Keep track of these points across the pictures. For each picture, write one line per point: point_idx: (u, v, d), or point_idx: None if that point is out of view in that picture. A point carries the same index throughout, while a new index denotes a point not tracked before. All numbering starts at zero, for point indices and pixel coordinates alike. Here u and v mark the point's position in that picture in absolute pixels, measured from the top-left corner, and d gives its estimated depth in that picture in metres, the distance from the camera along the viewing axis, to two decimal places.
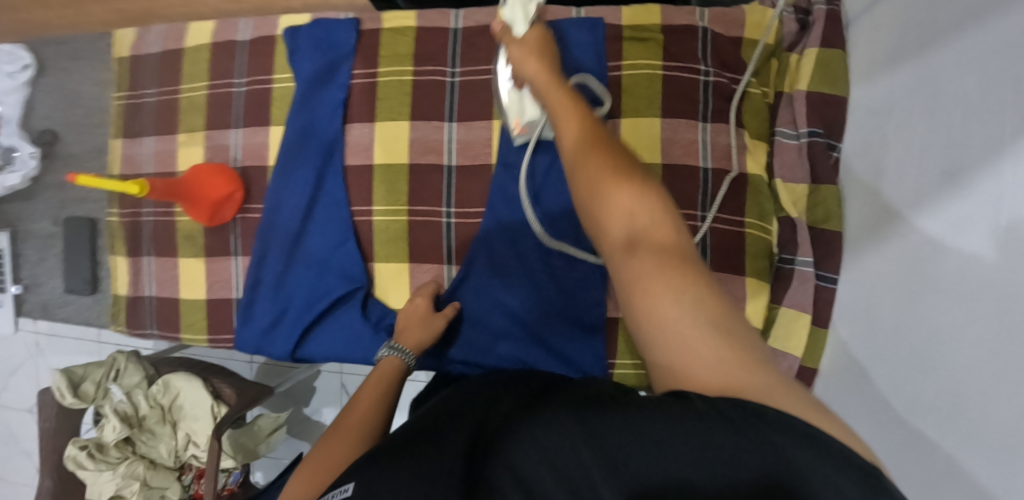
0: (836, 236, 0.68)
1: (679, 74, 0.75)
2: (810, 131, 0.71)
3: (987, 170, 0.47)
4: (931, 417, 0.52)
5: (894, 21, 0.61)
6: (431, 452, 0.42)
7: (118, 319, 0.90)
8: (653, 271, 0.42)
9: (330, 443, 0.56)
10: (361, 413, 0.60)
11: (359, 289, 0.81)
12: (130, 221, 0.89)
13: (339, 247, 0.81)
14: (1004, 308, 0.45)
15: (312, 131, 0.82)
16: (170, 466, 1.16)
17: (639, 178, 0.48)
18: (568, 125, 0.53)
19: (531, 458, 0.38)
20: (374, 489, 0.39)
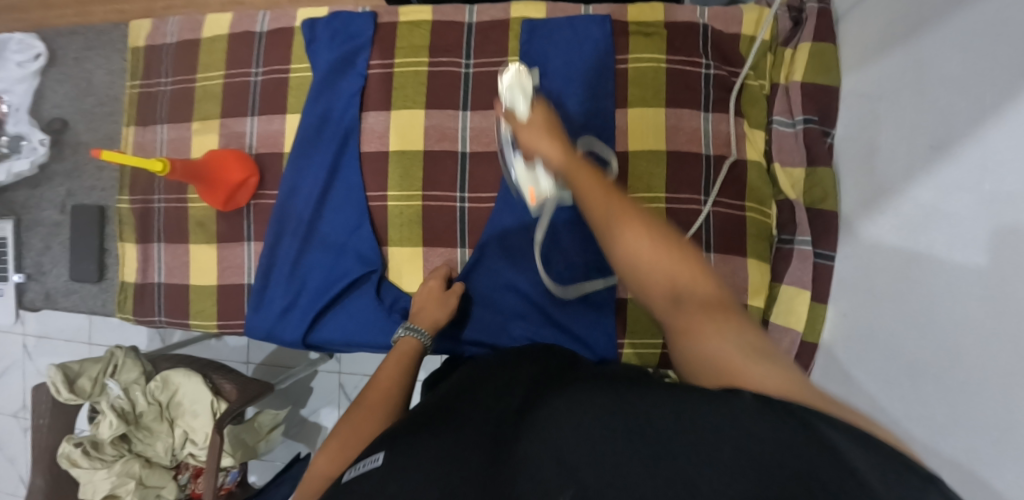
0: (833, 214, 0.73)
1: (682, 67, 0.80)
2: (805, 119, 0.76)
3: (973, 139, 0.53)
4: (932, 378, 0.56)
5: (883, 14, 0.67)
6: (465, 435, 0.44)
7: (124, 307, 0.90)
8: (703, 321, 0.45)
9: (354, 419, 0.57)
10: (383, 390, 0.60)
11: (374, 272, 0.82)
12: (141, 208, 0.90)
13: (355, 231, 0.83)
14: (995, 267, 0.50)
15: (330, 118, 0.84)
16: (166, 465, 1.14)
17: (662, 228, 0.50)
18: (592, 194, 0.53)
19: (562, 433, 0.40)
20: (410, 462, 0.42)
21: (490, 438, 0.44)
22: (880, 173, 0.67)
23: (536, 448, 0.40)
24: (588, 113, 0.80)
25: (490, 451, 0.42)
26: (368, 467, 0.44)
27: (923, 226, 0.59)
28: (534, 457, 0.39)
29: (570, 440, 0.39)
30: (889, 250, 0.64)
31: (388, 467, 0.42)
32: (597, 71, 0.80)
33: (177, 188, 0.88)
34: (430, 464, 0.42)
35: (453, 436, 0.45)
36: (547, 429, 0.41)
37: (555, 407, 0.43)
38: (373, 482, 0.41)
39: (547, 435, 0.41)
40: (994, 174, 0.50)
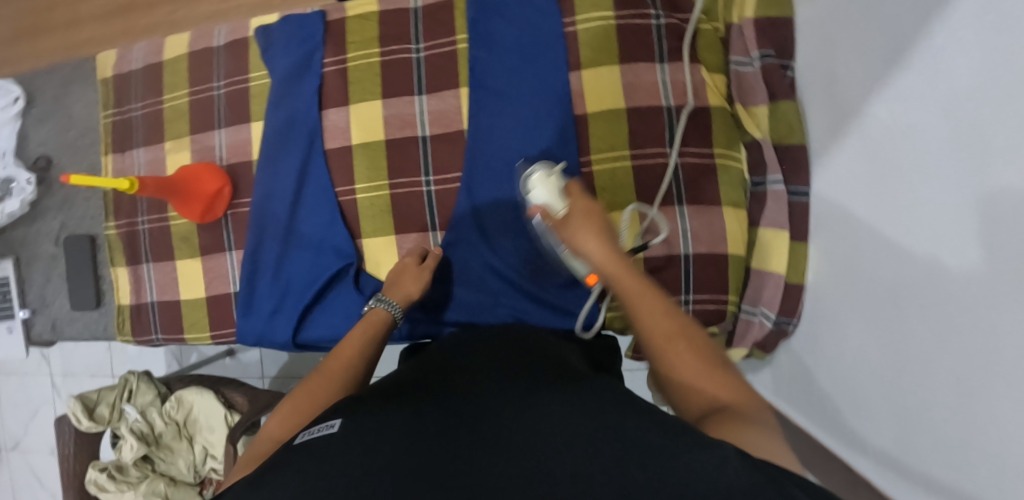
0: (802, 148, 0.71)
1: (632, 22, 0.78)
2: (762, 54, 0.73)
3: (919, 45, 0.51)
4: (922, 311, 0.54)
5: None
6: (426, 414, 0.46)
7: (124, 329, 0.93)
8: (730, 421, 0.45)
9: (310, 386, 0.60)
10: (342, 361, 0.63)
11: (352, 265, 0.83)
12: (127, 232, 0.92)
13: (330, 228, 0.84)
14: (955, 186, 0.48)
15: (293, 120, 0.85)
16: (190, 482, 1.17)
17: (707, 352, 0.52)
18: (647, 308, 0.55)
19: (520, 435, 0.42)
20: (363, 428, 0.44)
21: (454, 418, 0.45)
22: (841, 94, 0.64)
23: (497, 442, 0.42)
24: (542, 80, 0.79)
25: (452, 429, 0.44)
26: (324, 432, 0.45)
27: (885, 147, 0.57)
28: (495, 447, 0.41)
29: (529, 445, 0.41)
30: (857, 180, 0.63)
31: (346, 434, 0.44)
32: (547, 37, 0.79)
33: (158, 207, 0.91)
34: (386, 436, 0.43)
35: (420, 413, 0.46)
36: (512, 427, 0.43)
37: (526, 409, 0.46)
38: (331, 445, 0.43)
39: (511, 433, 0.43)
40: (951, 107, 0.48)
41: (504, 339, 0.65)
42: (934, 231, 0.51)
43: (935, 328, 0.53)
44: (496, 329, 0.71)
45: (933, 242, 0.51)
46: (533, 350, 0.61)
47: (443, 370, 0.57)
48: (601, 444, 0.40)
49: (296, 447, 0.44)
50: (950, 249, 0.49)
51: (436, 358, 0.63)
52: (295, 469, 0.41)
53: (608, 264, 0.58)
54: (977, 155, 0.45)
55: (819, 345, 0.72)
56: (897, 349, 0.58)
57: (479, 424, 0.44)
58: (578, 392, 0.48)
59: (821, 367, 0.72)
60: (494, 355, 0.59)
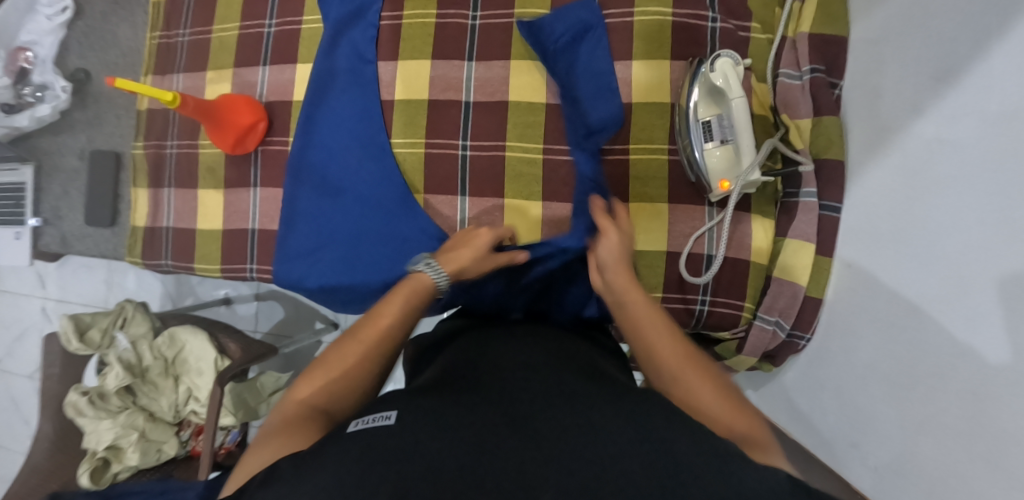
0: (840, 164, 0.71)
1: (688, 22, 0.78)
2: (812, 69, 0.74)
3: (975, 66, 0.54)
4: (944, 322, 0.55)
5: None
6: (473, 406, 0.45)
7: (135, 251, 0.93)
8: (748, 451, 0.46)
9: (341, 351, 0.58)
10: (380, 326, 0.60)
11: (391, 215, 0.81)
12: (154, 154, 0.92)
13: (376, 179, 0.82)
14: (1006, 215, 0.50)
15: (348, 64, 0.84)
16: (169, 422, 1.17)
17: (700, 362, 0.54)
18: (654, 340, 0.56)
19: (570, 432, 0.42)
20: (417, 421, 0.43)
21: (497, 413, 0.45)
22: (883, 112, 0.66)
23: (544, 441, 0.41)
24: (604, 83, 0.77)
25: (497, 423, 0.43)
26: (379, 424, 0.44)
27: (928, 166, 0.59)
28: (545, 450, 0.40)
29: (577, 440, 0.41)
30: (883, 215, 0.65)
31: (399, 427, 0.43)
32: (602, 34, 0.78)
33: (190, 134, 0.90)
34: (440, 430, 0.42)
35: (464, 406, 0.45)
36: (557, 425, 0.43)
37: (570, 403, 0.46)
38: (385, 437, 0.42)
39: (558, 432, 0.42)
40: (999, 136, 0.51)
41: (532, 333, 0.65)
42: (944, 282, 0.56)
43: (953, 348, 0.54)
44: (525, 326, 0.70)
45: (955, 277, 0.54)
46: (561, 348, 0.60)
47: (472, 365, 0.57)
48: (646, 450, 0.40)
49: (343, 435, 0.43)
50: (961, 307, 0.53)
51: (460, 353, 0.62)
52: (340, 458, 0.41)
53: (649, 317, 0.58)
54: (1013, 199, 0.49)
55: (827, 362, 0.73)
56: (903, 358, 0.60)
57: (521, 418, 0.44)
58: (622, 396, 0.47)
59: (825, 379, 0.73)
60: (524, 349, 0.58)
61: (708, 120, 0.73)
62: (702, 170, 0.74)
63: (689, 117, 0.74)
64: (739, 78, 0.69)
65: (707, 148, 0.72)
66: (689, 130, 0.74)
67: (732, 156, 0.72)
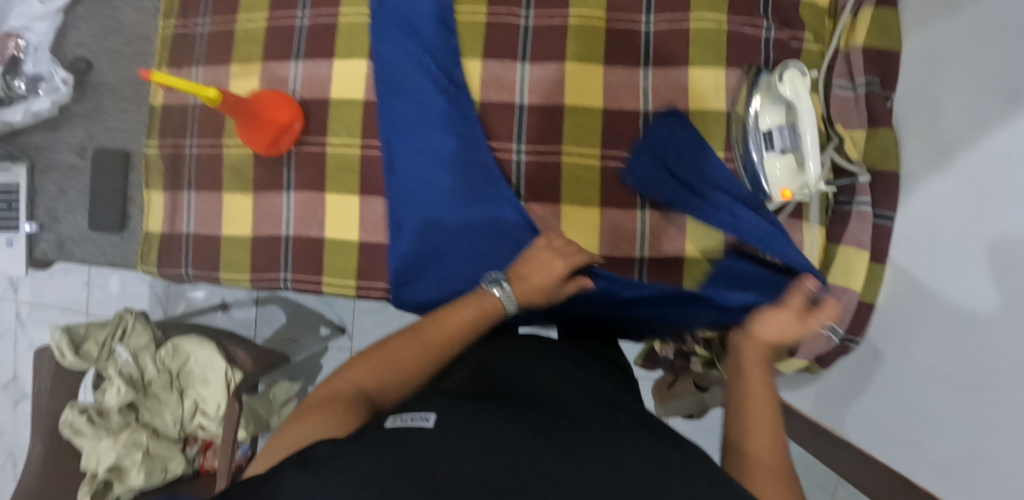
0: (894, 175, 0.73)
1: (742, 30, 0.78)
2: (867, 81, 0.75)
3: None
4: (1008, 340, 0.56)
5: None
6: (511, 422, 0.44)
7: (148, 259, 0.85)
8: None
9: (403, 343, 0.59)
10: (447, 331, 0.61)
11: (481, 198, 0.74)
12: (171, 153, 0.85)
13: (483, 207, 0.74)
14: None
15: (412, 40, 0.77)
16: (174, 437, 1.10)
17: (777, 448, 0.51)
18: (754, 411, 0.54)
19: (602, 467, 0.40)
20: (453, 430, 0.42)
21: (534, 426, 0.44)
22: (942, 125, 0.67)
23: (575, 470, 0.39)
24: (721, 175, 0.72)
25: (534, 436, 0.42)
26: (415, 424, 0.43)
27: (990, 178, 0.59)
28: (575, 481, 0.38)
29: (611, 477, 0.39)
30: (936, 227, 0.66)
31: (435, 430, 0.42)
32: (699, 138, 0.73)
33: (212, 132, 0.84)
34: (476, 439, 0.41)
35: (503, 417, 0.45)
36: (592, 457, 0.41)
37: (611, 437, 0.44)
38: (421, 439, 0.41)
39: (590, 465, 0.40)
40: None
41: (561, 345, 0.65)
42: (998, 296, 0.57)
43: (1012, 366, 0.55)
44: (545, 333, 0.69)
45: (1015, 295, 0.55)
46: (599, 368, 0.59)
47: (507, 376, 0.55)
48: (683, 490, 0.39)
49: (378, 429, 0.43)
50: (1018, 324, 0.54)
51: (493, 358, 0.60)
52: (371, 447, 0.40)
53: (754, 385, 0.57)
54: None
55: (878, 365, 0.74)
56: (968, 361, 0.60)
57: (559, 435, 0.43)
58: (662, 438, 0.45)
59: (876, 383, 0.74)
60: (558, 366, 0.57)
61: (770, 130, 0.73)
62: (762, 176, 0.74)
63: (752, 127, 0.75)
64: (808, 88, 0.69)
65: (767, 159, 0.74)
66: (750, 138, 0.75)
67: (793, 166, 0.72)
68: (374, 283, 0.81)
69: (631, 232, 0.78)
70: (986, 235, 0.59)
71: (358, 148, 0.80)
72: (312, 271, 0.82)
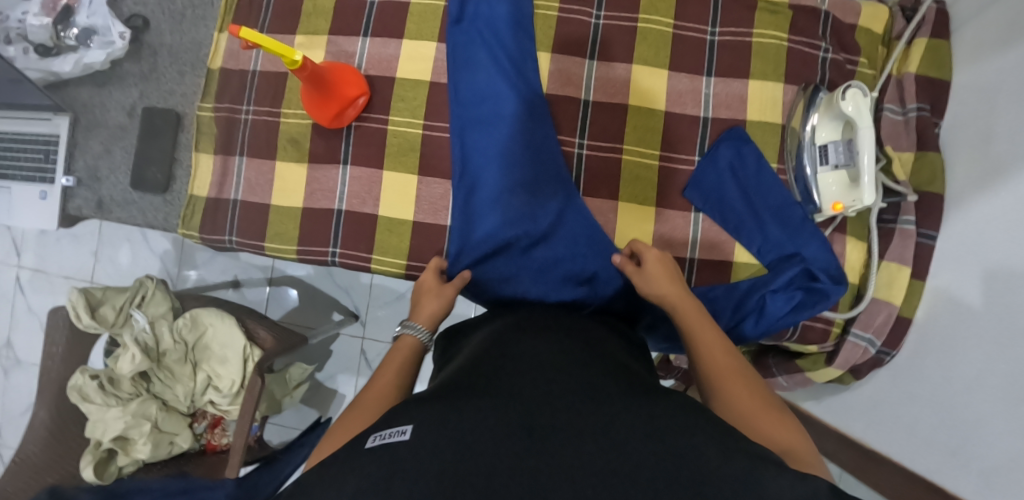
0: (939, 197, 0.76)
1: (802, 48, 0.81)
2: (917, 107, 0.79)
3: None
4: None
5: (1000, 25, 0.72)
6: (490, 408, 0.44)
7: (191, 223, 0.84)
8: (762, 412, 0.52)
9: (346, 420, 0.55)
10: (376, 393, 0.58)
11: (551, 169, 0.78)
12: (226, 117, 0.84)
13: (559, 216, 0.78)
14: None
15: (483, 27, 0.81)
16: (183, 412, 1.06)
17: (736, 362, 0.57)
18: (706, 340, 0.60)
19: (587, 437, 0.41)
20: (434, 432, 0.41)
21: (517, 414, 0.43)
22: (993, 151, 0.70)
23: (563, 448, 0.40)
24: (776, 197, 0.78)
25: (517, 430, 0.41)
26: (393, 439, 0.42)
27: None
28: (566, 454, 0.39)
29: (601, 444, 0.40)
30: (983, 246, 0.69)
31: (416, 442, 0.41)
32: (761, 157, 0.79)
33: (270, 100, 0.83)
34: (462, 436, 0.41)
35: (483, 410, 0.44)
36: (579, 430, 0.41)
37: (594, 405, 0.44)
38: (400, 453, 0.40)
39: (579, 437, 0.41)
40: None
41: (544, 324, 0.63)
42: None
43: None
44: (524, 316, 0.67)
45: None
46: (578, 338, 0.59)
47: (493, 359, 0.54)
48: (671, 460, 0.39)
49: (358, 451, 0.42)
50: None
51: (478, 348, 0.59)
52: (352, 473, 0.39)
53: (714, 345, 0.59)
54: None
55: (917, 376, 0.77)
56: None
57: (544, 422, 0.42)
58: (649, 396, 0.46)
59: (917, 392, 0.76)
60: (542, 346, 0.56)
61: (825, 145, 0.77)
62: (815, 189, 0.77)
63: (808, 142, 0.78)
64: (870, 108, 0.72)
65: (820, 173, 0.77)
66: (806, 152, 0.78)
67: (846, 181, 0.75)
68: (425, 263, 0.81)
69: (685, 233, 0.80)
70: None
71: (421, 128, 0.81)
72: (362, 248, 0.81)
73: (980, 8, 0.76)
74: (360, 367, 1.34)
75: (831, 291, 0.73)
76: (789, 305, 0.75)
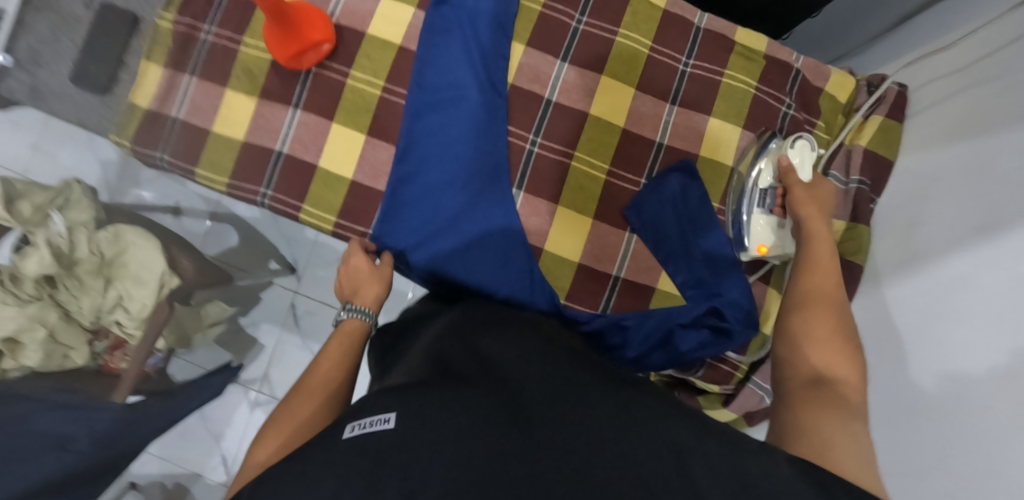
0: (859, 267, 0.79)
1: (767, 99, 0.83)
2: (859, 180, 0.82)
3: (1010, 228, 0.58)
4: (931, 446, 0.61)
5: (949, 120, 0.74)
6: (474, 399, 0.45)
7: (126, 132, 0.81)
8: (824, 338, 0.56)
9: (295, 405, 0.56)
10: (323, 373, 0.60)
11: (497, 163, 0.79)
12: (185, 32, 0.82)
13: (490, 220, 0.79)
14: (1001, 383, 0.54)
15: (465, 5, 0.80)
16: (84, 327, 1.00)
17: (835, 297, 0.60)
18: (820, 270, 0.63)
19: (575, 428, 0.43)
20: (422, 421, 0.42)
21: (497, 402, 0.45)
22: (916, 238, 0.72)
23: (552, 435, 0.42)
24: (709, 237, 0.79)
25: (503, 421, 0.43)
26: (376, 428, 0.42)
27: (950, 296, 0.63)
28: (556, 442, 0.41)
29: (589, 431, 0.42)
30: (888, 322, 0.72)
31: (401, 432, 0.41)
32: (704, 196, 0.79)
33: (235, 26, 0.81)
34: (448, 425, 0.42)
35: (465, 400, 0.45)
36: (564, 419, 0.43)
37: (573, 392, 0.47)
38: (386, 445, 0.41)
39: (566, 425, 0.43)
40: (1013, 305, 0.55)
41: (509, 318, 0.65)
42: (936, 396, 0.62)
43: (924, 467, 0.60)
44: (492, 308, 0.69)
45: (950, 407, 0.60)
46: (546, 333, 0.61)
47: (466, 352, 0.55)
48: (657, 444, 0.42)
49: (336, 442, 0.42)
50: (946, 435, 0.59)
51: (450, 336, 0.60)
52: (332, 461, 0.40)
53: (819, 274, 0.62)
54: (1011, 371, 0.53)
55: None
56: (900, 447, 0.64)
57: (526, 412, 0.44)
58: (621, 388, 0.48)
59: None
60: (510, 334, 0.58)
61: (765, 189, 0.76)
62: (744, 229, 0.78)
63: (750, 183, 0.78)
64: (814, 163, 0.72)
65: (754, 215, 0.76)
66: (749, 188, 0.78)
67: (775, 225, 0.76)
68: (355, 225, 0.80)
69: (616, 251, 0.81)
70: (932, 345, 0.64)
71: (379, 90, 0.80)
72: (294, 196, 0.79)
73: (936, 100, 0.78)
74: (287, 320, 1.33)
75: (737, 335, 0.76)
76: (697, 342, 0.78)
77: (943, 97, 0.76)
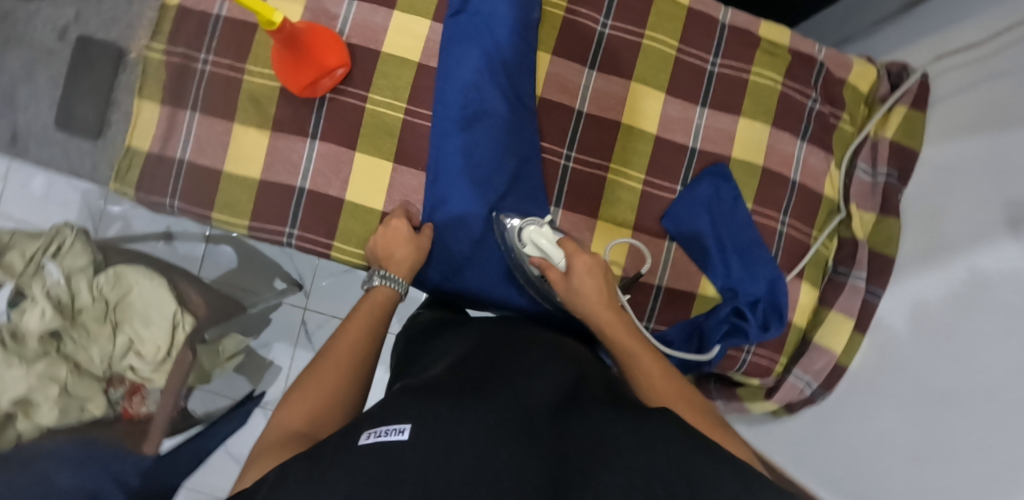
0: (891, 258, 0.80)
1: (793, 94, 0.82)
2: (887, 173, 0.84)
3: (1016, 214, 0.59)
4: (959, 431, 0.63)
5: (968, 110, 0.75)
6: (490, 412, 0.41)
7: (126, 178, 0.75)
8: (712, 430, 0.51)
9: (317, 373, 0.56)
10: (348, 343, 0.59)
11: (530, 177, 0.76)
12: (179, 63, 0.75)
13: None
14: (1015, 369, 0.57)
15: (483, 13, 0.76)
16: (97, 376, 0.92)
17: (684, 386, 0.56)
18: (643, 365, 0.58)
19: (595, 454, 0.39)
20: (435, 434, 0.39)
21: (516, 416, 0.42)
22: (937, 227, 0.74)
23: (571, 465, 0.38)
24: (738, 231, 0.80)
25: (520, 439, 0.39)
26: (389, 437, 0.39)
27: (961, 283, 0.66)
28: (578, 471, 0.37)
29: (610, 457, 0.38)
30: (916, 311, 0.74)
31: (414, 441, 0.38)
32: (737, 195, 0.79)
33: (235, 52, 0.75)
34: (464, 438, 0.39)
35: (483, 413, 0.41)
36: (589, 447, 0.40)
37: (595, 420, 0.43)
38: (398, 453, 0.37)
39: (591, 456, 0.39)
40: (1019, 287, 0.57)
41: (526, 333, 0.61)
42: (962, 383, 0.64)
43: (956, 455, 0.63)
44: (515, 324, 0.65)
45: (972, 396, 0.62)
46: (570, 352, 0.57)
47: (485, 363, 0.52)
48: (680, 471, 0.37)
49: (349, 448, 0.39)
50: (969, 423, 0.62)
51: (470, 349, 0.56)
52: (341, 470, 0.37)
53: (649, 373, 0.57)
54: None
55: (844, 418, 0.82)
56: (931, 433, 0.67)
57: (542, 436, 0.40)
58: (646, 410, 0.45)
59: (838, 436, 0.82)
60: (531, 351, 0.54)
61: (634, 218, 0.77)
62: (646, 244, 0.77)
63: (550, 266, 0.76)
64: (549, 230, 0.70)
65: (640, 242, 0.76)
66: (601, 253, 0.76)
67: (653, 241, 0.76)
68: None
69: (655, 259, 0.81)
70: (952, 332, 0.66)
71: (402, 112, 0.76)
72: (323, 234, 0.76)
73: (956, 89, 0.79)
74: (299, 337, 1.29)
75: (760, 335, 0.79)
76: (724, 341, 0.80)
77: (962, 86, 0.77)
